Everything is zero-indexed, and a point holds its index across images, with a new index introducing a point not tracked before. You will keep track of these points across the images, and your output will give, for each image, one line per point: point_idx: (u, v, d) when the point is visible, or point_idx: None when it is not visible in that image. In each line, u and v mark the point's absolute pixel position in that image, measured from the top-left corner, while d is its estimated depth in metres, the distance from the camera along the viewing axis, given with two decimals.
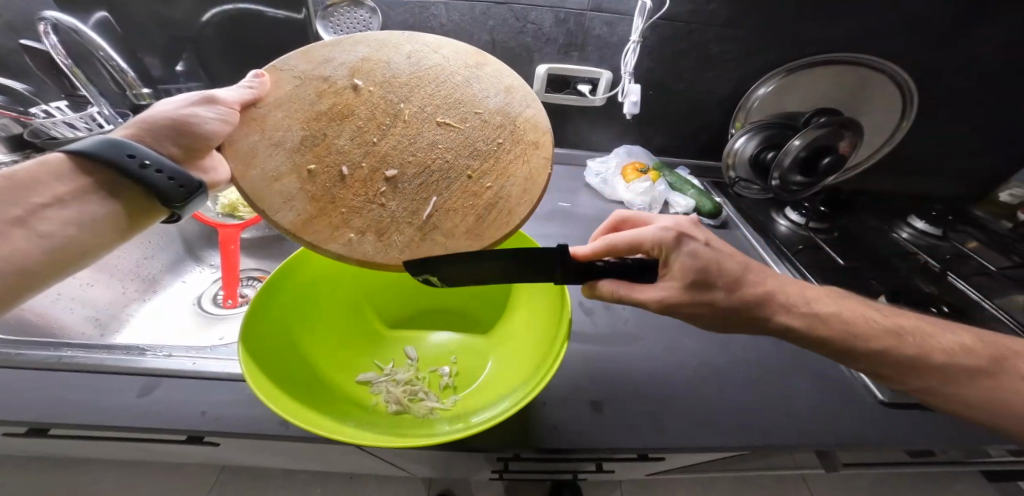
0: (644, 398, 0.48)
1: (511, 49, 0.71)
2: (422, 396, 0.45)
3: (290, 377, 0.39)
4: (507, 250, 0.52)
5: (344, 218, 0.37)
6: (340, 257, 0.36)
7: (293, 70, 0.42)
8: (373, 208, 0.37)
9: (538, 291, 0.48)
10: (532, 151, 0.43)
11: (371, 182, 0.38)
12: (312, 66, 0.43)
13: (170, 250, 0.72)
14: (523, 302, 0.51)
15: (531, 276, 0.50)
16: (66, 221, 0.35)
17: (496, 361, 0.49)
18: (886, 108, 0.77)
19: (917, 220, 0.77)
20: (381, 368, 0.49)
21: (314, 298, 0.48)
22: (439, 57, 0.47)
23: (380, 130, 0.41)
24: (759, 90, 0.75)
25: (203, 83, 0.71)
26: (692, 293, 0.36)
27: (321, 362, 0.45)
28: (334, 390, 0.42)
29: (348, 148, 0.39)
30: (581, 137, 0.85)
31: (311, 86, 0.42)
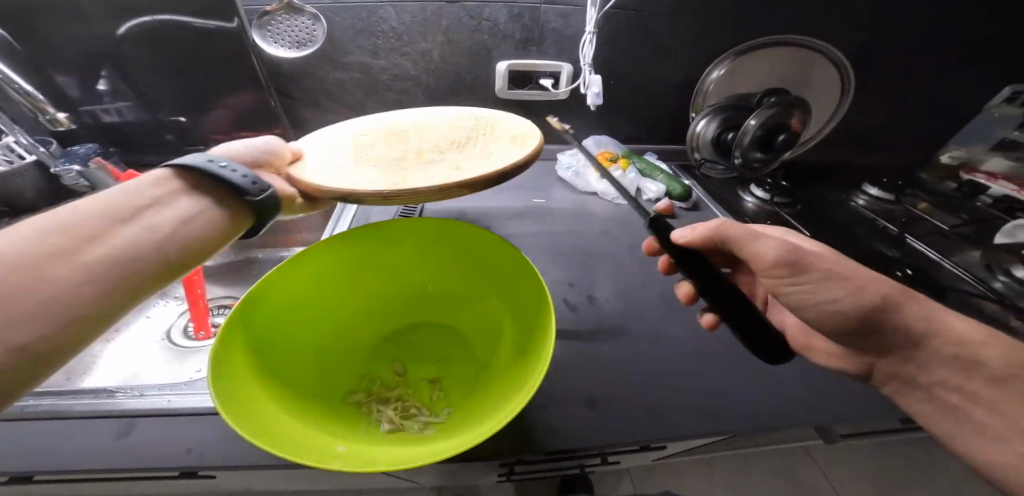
0: (633, 392, 0.47)
1: (468, 49, 0.70)
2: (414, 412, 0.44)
3: (271, 407, 0.37)
4: (486, 255, 0.50)
5: (418, 174, 0.43)
6: (437, 192, 0.42)
7: (302, 140, 0.52)
8: (434, 166, 0.45)
9: (521, 294, 0.47)
10: (502, 115, 0.56)
11: (418, 159, 0.47)
12: (318, 133, 0.53)
13: None
14: (507, 305, 0.49)
15: (513, 279, 0.48)
16: (169, 218, 0.33)
17: (487, 368, 0.48)
18: (831, 83, 0.80)
19: (870, 187, 0.80)
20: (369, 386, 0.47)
21: (291, 321, 0.46)
22: (403, 105, 0.60)
23: (400, 141, 0.51)
24: (714, 74, 0.76)
25: (132, 101, 0.68)
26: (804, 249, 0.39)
27: (304, 386, 0.42)
28: (320, 415, 0.40)
29: (384, 152, 0.49)
30: (549, 130, 0.84)
31: (327, 139, 0.52)
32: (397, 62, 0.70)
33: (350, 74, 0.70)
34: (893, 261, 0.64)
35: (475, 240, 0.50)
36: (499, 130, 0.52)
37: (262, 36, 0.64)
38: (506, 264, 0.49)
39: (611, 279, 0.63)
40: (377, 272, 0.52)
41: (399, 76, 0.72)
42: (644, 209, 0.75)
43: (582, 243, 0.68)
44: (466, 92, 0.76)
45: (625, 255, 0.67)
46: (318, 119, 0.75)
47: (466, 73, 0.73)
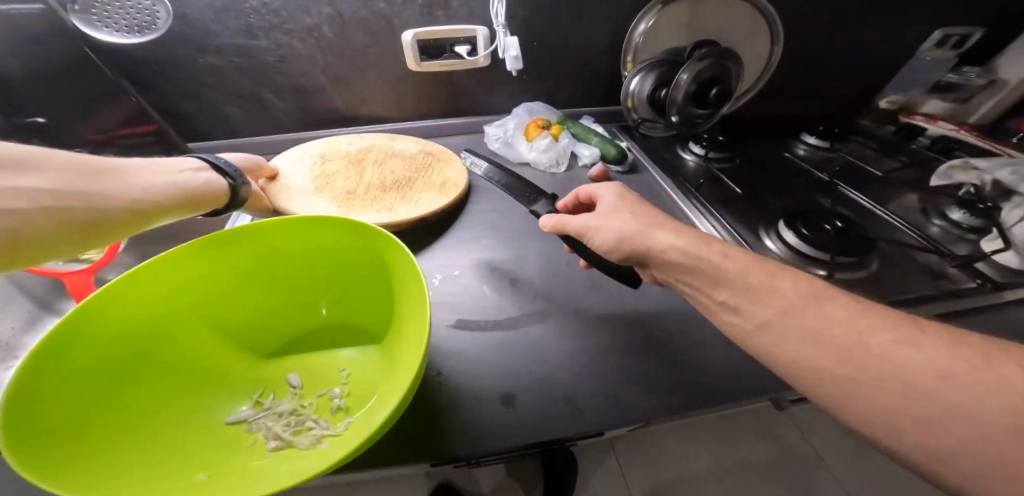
0: (551, 382, 0.44)
1: (365, 18, 0.62)
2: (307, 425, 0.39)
3: (107, 450, 0.31)
4: (373, 240, 0.43)
5: (397, 203, 0.60)
6: (412, 219, 0.57)
7: (282, 188, 0.60)
8: (404, 195, 0.61)
9: (412, 283, 0.40)
10: (424, 142, 0.72)
11: (388, 192, 0.61)
12: (291, 177, 0.62)
13: (19, 309, 0.59)
14: (406, 294, 0.42)
15: (403, 268, 0.41)
16: (176, 181, 0.39)
17: (390, 367, 0.42)
18: (769, 31, 0.73)
19: (808, 136, 0.78)
20: (261, 401, 0.42)
21: (146, 341, 0.38)
22: (352, 141, 0.71)
23: (363, 177, 0.64)
24: (641, 27, 0.69)
25: None
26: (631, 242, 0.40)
27: (173, 412, 0.37)
28: (187, 443, 0.35)
29: (356, 192, 0.61)
30: (476, 103, 0.79)
31: (302, 185, 0.61)
32: (286, 39, 0.62)
33: (232, 55, 0.62)
34: (828, 214, 0.61)
35: (360, 226, 0.43)
36: (435, 156, 0.70)
37: (86, 21, 0.55)
38: (394, 249, 0.42)
39: (541, 257, 0.59)
40: (261, 274, 0.45)
41: (292, 56, 0.64)
42: (579, 178, 0.71)
43: (513, 221, 0.64)
44: (374, 67, 0.69)
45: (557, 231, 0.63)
46: (213, 108, 0.68)
47: (369, 47, 0.66)
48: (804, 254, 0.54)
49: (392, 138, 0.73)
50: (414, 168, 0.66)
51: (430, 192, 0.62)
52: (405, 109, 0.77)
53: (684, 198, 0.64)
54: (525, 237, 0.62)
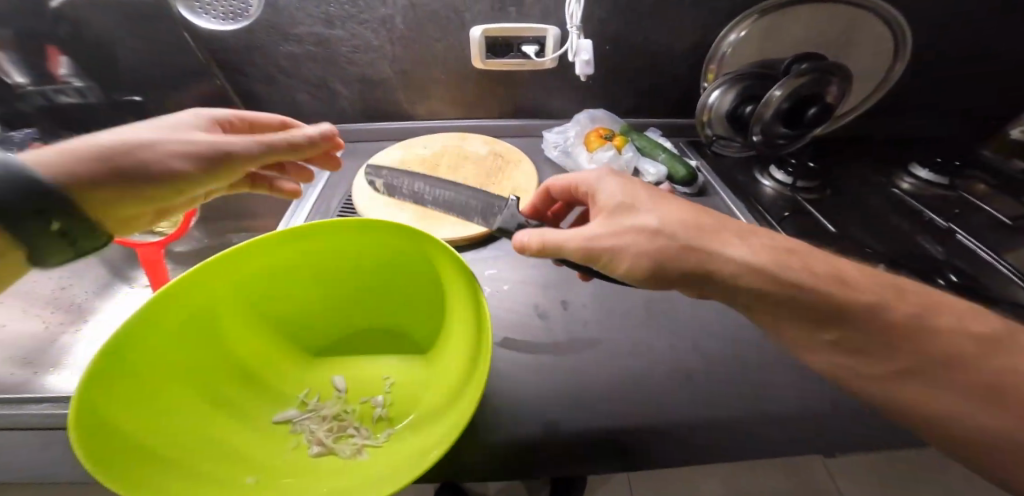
0: (598, 420, 0.40)
1: (436, 12, 0.60)
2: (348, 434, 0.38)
3: (163, 445, 0.32)
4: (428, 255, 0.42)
5: None
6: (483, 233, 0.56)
7: (361, 191, 0.62)
8: None
9: (464, 301, 0.39)
10: (495, 145, 0.71)
11: None
12: (370, 180, 0.63)
13: (93, 275, 0.65)
14: (457, 312, 0.41)
15: (457, 286, 0.39)
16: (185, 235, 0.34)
17: (434, 384, 0.41)
18: (879, 47, 0.66)
19: (919, 169, 0.68)
20: (306, 402, 0.42)
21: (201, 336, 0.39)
22: (426, 142, 0.71)
23: None
24: (732, 36, 0.64)
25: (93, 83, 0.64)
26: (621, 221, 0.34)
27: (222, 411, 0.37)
28: (233, 446, 0.35)
29: None
30: (536, 105, 0.75)
31: (380, 189, 0.62)
32: (359, 29, 0.61)
33: (305, 44, 0.62)
34: (937, 265, 0.52)
35: (411, 239, 0.41)
36: (507, 161, 0.68)
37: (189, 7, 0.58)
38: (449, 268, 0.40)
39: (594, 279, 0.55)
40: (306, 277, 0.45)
41: (361, 47, 0.64)
42: None
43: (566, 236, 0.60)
44: (439, 61, 0.67)
45: None
46: (280, 96, 0.69)
47: (437, 41, 0.64)
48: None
49: (463, 137, 0.73)
50: (484, 172, 0.66)
51: None
52: (464, 107, 0.75)
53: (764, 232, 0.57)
54: None
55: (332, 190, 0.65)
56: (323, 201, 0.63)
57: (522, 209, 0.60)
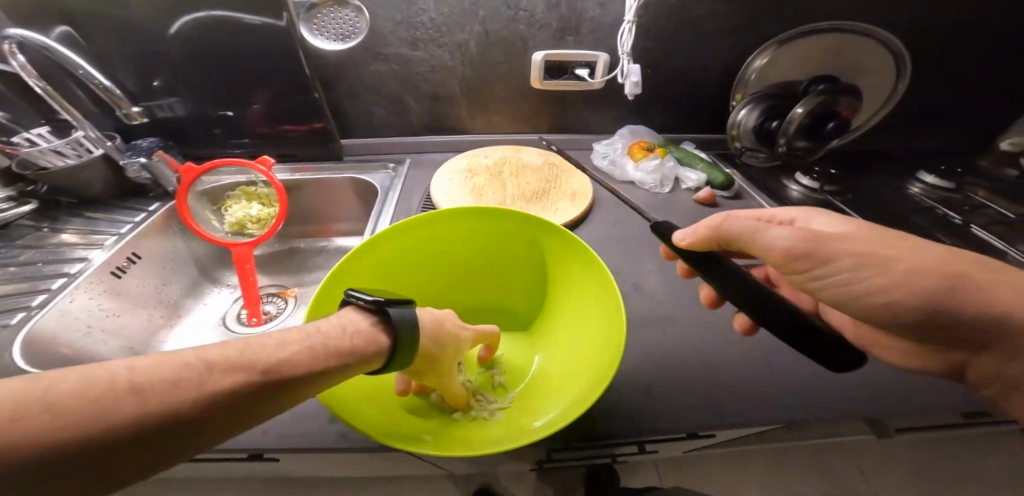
0: (682, 378, 0.46)
1: (504, 38, 0.70)
2: (477, 399, 0.44)
3: (348, 400, 0.36)
4: (550, 252, 0.48)
5: (540, 212, 0.66)
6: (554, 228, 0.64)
7: (439, 195, 0.69)
8: (544, 205, 0.68)
9: (583, 280, 0.45)
10: (549, 155, 0.80)
11: (530, 201, 0.68)
12: (444, 185, 0.71)
13: (186, 275, 0.71)
14: (572, 300, 0.47)
15: (576, 269, 0.46)
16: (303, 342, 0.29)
17: (548, 357, 0.47)
18: (882, 74, 0.76)
19: (925, 175, 0.75)
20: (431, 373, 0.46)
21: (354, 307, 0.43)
22: (487, 153, 0.79)
23: (506, 187, 0.71)
24: (756, 62, 0.74)
25: (182, 97, 0.72)
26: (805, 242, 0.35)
27: (374, 374, 0.42)
28: (393, 404, 0.39)
29: (504, 200, 0.68)
30: (582, 121, 0.84)
31: (456, 192, 0.69)
32: (438, 51, 0.71)
33: (389, 66, 0.71)
34: None
35: (532, 228, 0.48)
36: (562, 168, 0.76)
37: (307, 29, 0.64)
38: (571, 260, 0.47)
39: (655, 266, 0.61)
40: (429, 262, 0.50)
41: (438, 67, 0.73)
42: (683, 197, 0.73)
43: (622, 232, 0.67)
44: (502, 82, 0.76)
45: (667, 244, 0.65)
46: (358, 112, 0.78)
47: (502, 63, 0.74)
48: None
49: (518, 149, 0.81)
50: (545, 179, 0.73)
51: (564, 201, 0.69)
52: (518, 122, 0.83)
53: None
54: (637, 248, 0.64)
55: (408, 196, 0.73)
56: (402, 205, 0.71)
57: (584, 209, 0.67)
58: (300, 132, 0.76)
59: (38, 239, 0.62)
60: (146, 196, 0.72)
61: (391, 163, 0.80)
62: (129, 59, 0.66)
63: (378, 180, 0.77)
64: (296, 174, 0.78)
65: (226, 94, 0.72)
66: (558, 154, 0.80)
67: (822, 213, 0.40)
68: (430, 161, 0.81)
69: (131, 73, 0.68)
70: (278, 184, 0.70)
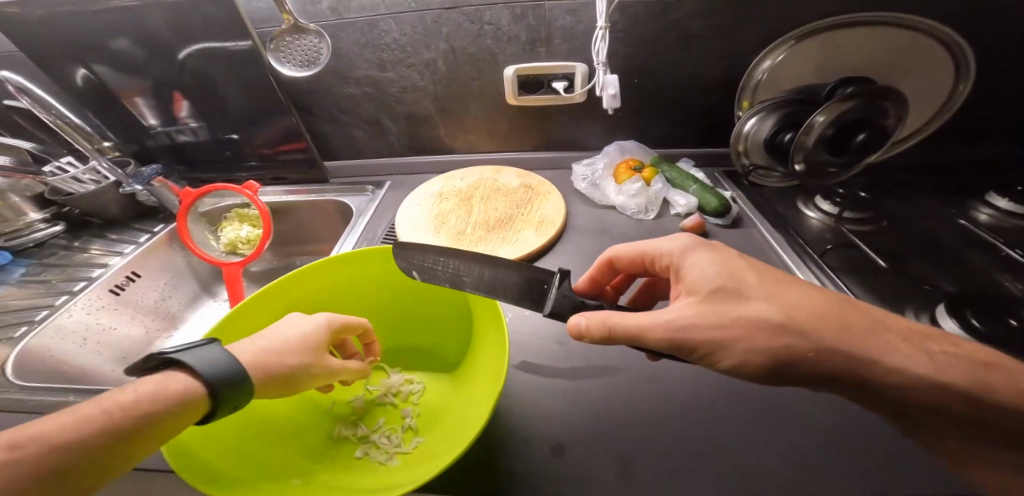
0: (613, 442, 0.40)
1: (472, 54, 0.67)
2: (381, 439, 0.40)
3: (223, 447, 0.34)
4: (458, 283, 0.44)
5: (499, 242, 0.62)
6: (510, 261, 0.59)
7: (402, 220, 0.68)
8: (505, 234, 0.63)
9: (489, 321, 0.41)
10: (527, 176, 0.75)
11: (492, 229, 0.64)
12: (410, 210, 0.70)
13: (187, 288, 0.77)
14: (484, 337, 0.42)
15: (484, 304, 0.42)
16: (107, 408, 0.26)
17: (460, 399, 0.42)
18: (938, 71, 0.60)
19: (998, 198, 0.59)
20: (350, 406, 0.45)
21: None
22: (464, 174, 0.77)
23: (471, 213, 0.68)
24: (765, 64, 0.62)
25: (205, 122, 0.78)
26: (709, 312, 0.30)
27: (278, 409, 0.41)
28: (286, 446, 0.38)
29: (464, 228, 0.65)
30: (567, 136, 0.78)
31: (420, 218, 0.68)
32: (407, 71, 0.70)
33: (362, 88, 0.72)
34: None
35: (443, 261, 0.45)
36: (537, 192, 0.71)
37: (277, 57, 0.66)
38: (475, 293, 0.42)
39: None
40: (352, 294, 0.49)
41: (409, 87, 0.72)
42: (671, 224, 0.65)
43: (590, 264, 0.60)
44: (476, 99, 0.73)
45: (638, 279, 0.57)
46: (339, 134, 0.79)
47: (474, 80, 0.70)
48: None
49: (496, 170, 0.77)
50: (515, 203, 0.69)
51: (529, 228, 0.64)
52: (500, 140, 0.80)
53: (806, 270, 0.52)
54: None
55: (377, 219, 0.72)
56: (370, 229, 0.70)
57: (548, 238, 0.62)
58: (288, 155, 0.80)
59: (67, 256, 0.72)
60: (158, 218, 0.81)
61: (372, 184, 0.81)
62: (140, 94, 0.74)
63: (356, 202, 0.78)
64: (291, 196, 0.82)
65: (221, 120, 0.77)
66: (538, 176, 0.76)
67: (701, 245, 0.34)
68: (409, 182, 0.81)
69: (144, 108, 0.76)
70: (261, 207, 0.73)
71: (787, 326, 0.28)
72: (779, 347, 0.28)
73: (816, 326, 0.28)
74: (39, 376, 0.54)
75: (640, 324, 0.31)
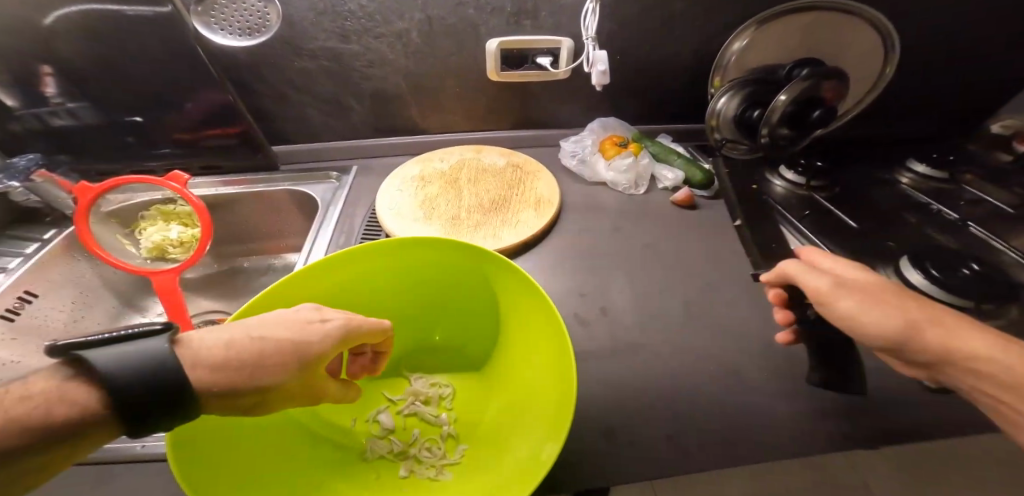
0: (654, 414, 0.41)
1: (451, 26, 0.61)
2: (423, 454, 0.37)
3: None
4: (488, 272, 0.40)
5: (499, 225, 0.59)
6: (513, 244, 0.57)
7: (383, 208, 0.61)
8: (503, 217, 0.60)
9: (535, 315, 0.37)
10: (513, 155, 0.72)
11: (487, 212, 0.61)
12: (390, 196, 0.63)
13: (108, 304, 0.62)
14: (522, 327, 0.40)
15: (527, 297, 0.38)
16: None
17: (501, 396, 0.40)
18: (867, 56, 0.70)
19: (917, 164, 0.70)
20: (376, 420, 0.40)
21: None
22: (444, 155, 0.72)
23: (461, 196, 0.63)
24: (733, 46, 0.66)
25: (83, 103, 0.62)
26: (832, 290, 0.38)
27: (296, 436, 0.35)
28: (319, 481, 0.32)
29: (457, 213, 0.61)
30: (547, 115, 0.76)
31: (404, 204, 0.61)
32: (375, 43, 0.62)
33: (319, 61, 0.62)
34: (957, 252, 0.54)
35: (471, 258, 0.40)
36: (527, 171, 0.69)
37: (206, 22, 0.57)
38: (512, 281, 0.39)
39: (625, 282, 0.55)
40: (362, 298, 0.42)
41: (377, 62, 0.64)
42: (658, 199, 0.67)
43: (592, 243, 0.61)
44: (454, 75, 0.68)
45: (641, 255, 0.59)
46: (291, 113, 0.69)
47: (452, 55, 0.65)
48: (927, 296, 0.47)
49: (477, 149, 0.73)
50: (505, 183, 0.66)
51: (527, 209, 0.61)
52: (477, 118, 0.75)
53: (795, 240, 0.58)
54: (607, 260, 0.58)
55: (352, 208, 0.64)
56: (344, 220, 0.62)
57: (549, 219, 0.60)
58: (226, 140, 0.67)
59: None
60: (43, 222, 0.62)
61: (334, 170, 0.72)
62: (1, 61, 0.55)
63: (319, 191, 0.69)
64: (227, 187, 0.69)
65: (131, 97, 0.62)
66: (522, 155, 0.73)
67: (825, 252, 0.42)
68: (379, 166, 0.73)
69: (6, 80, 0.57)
70: (198, 203, 0.61)
71: (910, 319, 0.35)
72: (891, 326, 0.35)
73: (921, 325, 0.34)
74: None
75: (813, 285, 0.39)
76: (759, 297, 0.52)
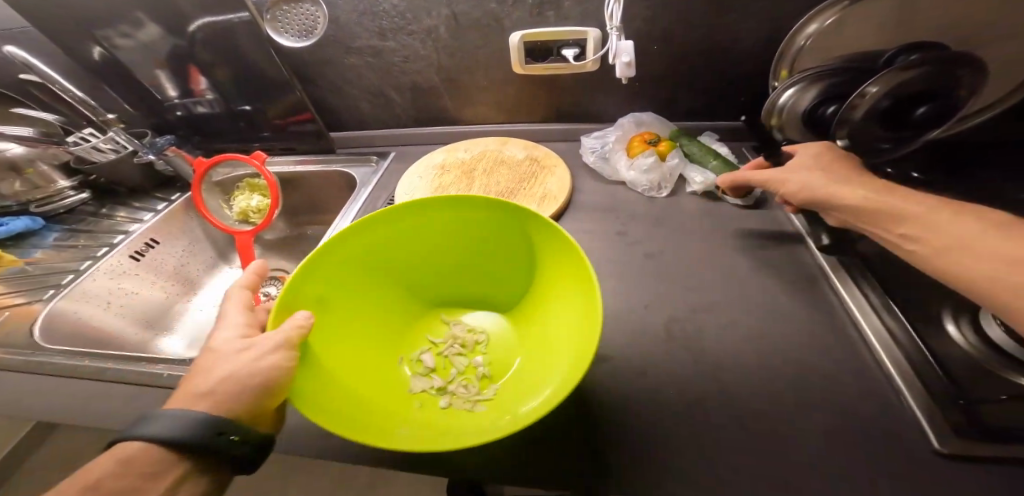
0: (593, 429, 0.38)
1: (475, 20, 0.62)
2: (454, 390, 0.42)
3: (332, 396, 0.35)
4: (529, 231, 0.44)
5: None
6: None
7: (400, 193, 0.66)
8: None
9: (572, 275, 0.41)
10: (534, 149, 0.72)
11: None
12: (410, 182, 0.68)
13: (205, 256, 0.82)
14: (565, 288, 0.43)
15: (572, 260, 0.40)
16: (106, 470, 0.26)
17: (534, 348, 0.44)
18: None
19: None
20: (419, 359, 0.46)
21: (337, 295, 0.43)
22: (471, 145, 0.75)
23: (472, 187, 0.66)
24: (810, 28, 0.53)
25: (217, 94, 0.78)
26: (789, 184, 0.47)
27: (357, 355, 0.42)
28: (373, 396, 0.39)
29: None
30: (579, 108, 0.73)
31: (418, 191, 0.66)
32: (408, 39, 0.66)
33: (364, 58, 0.70)
34: None
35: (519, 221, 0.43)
36: (543, 164, 0.68)
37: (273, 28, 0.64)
38: (554, 242, 0.42)
39: (615, 292, 0.51)
40: (430, 242, 0.47)
41: (411, 57, 0.69)
42: (684, 205, 0.61)
43: (593, 247, 0.57)
44: (483, 68, 0.69)
45: (643, 265, 0.54)
46: (346, 104, 0.78)
47: (480, 48, 0.66)
48: (1007, 353, 0.37)
49: (502, 142, 0.74)
50: (518, 178, 0.66)
51: (530, 204, 0.61)
52: (508, 111, 0.76)
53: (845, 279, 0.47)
54: (602, 267, 0.54)
55: (381, 191, 0.71)
56: (371, 201, 0.69)
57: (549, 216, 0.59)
58: (295, 126, 0.80)
59: (96, 223, 0.76)
60: (177, 187, 0.84)
61: (377, 155, 0.80)
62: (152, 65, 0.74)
63: (361, 174, 0.77)
64: (300, 165, 0.82)
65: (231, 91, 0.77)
66: (543, 148, 0.72)
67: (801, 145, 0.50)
68: (414, 154, 0.79)
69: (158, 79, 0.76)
70: (268, 178, 0.74)
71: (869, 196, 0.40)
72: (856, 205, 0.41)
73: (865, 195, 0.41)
74: (58, 338, 0.57)
75: (765, 179, 0.51)
76: (770, 329, 0.44)
